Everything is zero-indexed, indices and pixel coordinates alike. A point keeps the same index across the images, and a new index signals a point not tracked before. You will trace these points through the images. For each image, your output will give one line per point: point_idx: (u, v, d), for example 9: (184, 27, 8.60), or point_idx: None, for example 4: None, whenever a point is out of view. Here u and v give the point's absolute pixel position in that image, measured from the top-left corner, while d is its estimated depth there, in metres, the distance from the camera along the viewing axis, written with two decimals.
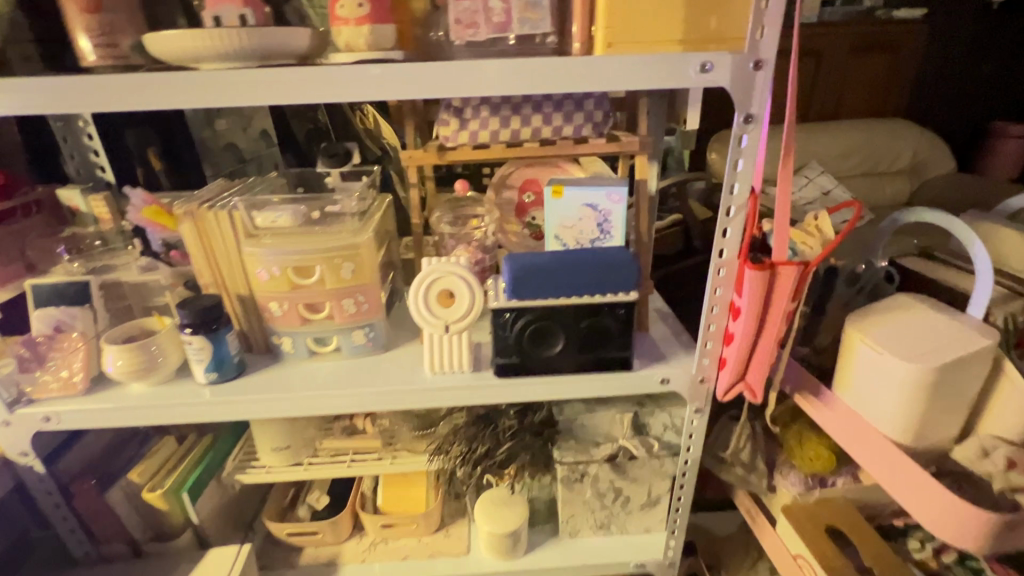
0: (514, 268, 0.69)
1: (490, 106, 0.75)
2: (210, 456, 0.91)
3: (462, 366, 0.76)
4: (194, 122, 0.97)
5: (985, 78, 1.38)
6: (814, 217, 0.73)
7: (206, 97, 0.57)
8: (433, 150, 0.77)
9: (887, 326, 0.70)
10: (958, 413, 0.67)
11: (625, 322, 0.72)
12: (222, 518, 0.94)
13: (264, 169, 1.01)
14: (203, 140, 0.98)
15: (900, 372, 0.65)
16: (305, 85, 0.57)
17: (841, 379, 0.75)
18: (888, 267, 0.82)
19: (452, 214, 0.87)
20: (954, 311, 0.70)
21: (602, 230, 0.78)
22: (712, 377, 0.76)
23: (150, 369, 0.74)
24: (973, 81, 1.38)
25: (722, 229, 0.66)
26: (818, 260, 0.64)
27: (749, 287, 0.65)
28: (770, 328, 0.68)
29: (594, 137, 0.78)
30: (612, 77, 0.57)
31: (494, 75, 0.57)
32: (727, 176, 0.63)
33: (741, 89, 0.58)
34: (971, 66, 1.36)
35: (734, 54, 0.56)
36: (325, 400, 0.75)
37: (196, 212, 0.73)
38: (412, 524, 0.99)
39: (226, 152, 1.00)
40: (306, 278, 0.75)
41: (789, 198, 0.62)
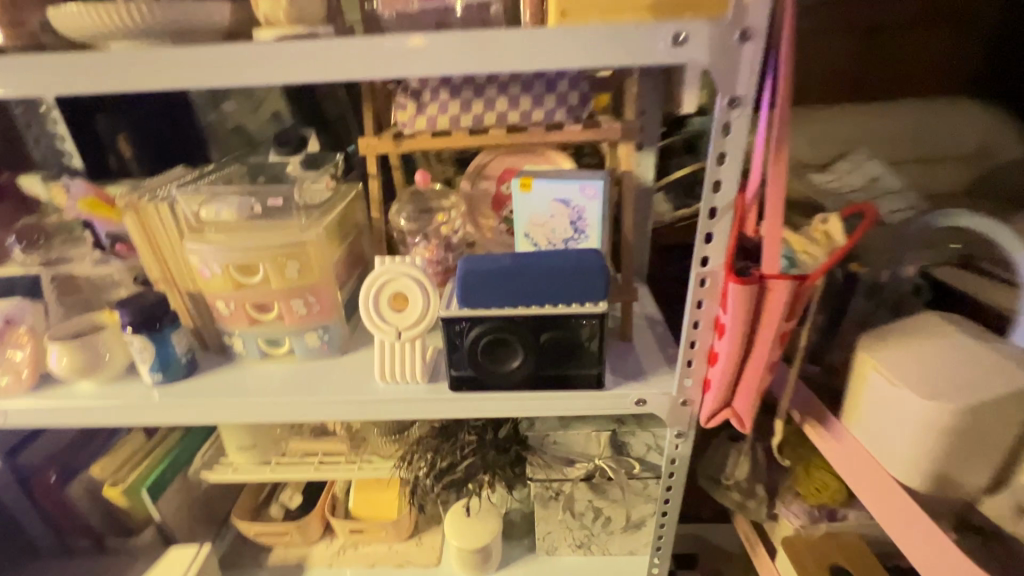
0: (466, 272, 0.62)
1: (449, 88, 0.68)
2: (177, 453, 0.89)
3: (416, 378, 0.70)
4: (199, 105, 0.94)
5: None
6: (823, 219, 0.64)
7: (113, 83, 0.52)
8: (388, 138, 0.69)
9: (905, 351, 0.59)
10: (990, 460, 0.56)
11: (593, 335, 0.64)
12: (190, 514, 0.92)
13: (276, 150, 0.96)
14: (209, 124, 0.96)
15: (916, 410, 0.54)
16: (217, 66, 0.51)
17: (849, 410, 0.64)
18: (918, 279, 0.69)
19: (416, 207, 0.80)
20: (991, 337, 0.58)
21: (575, 229, 0.69)
22: (696, 400, 0.67)
23: (95, 367, 0.72)
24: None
25: (704, 234, 0.56)
26: (818, 274, 0.54)
27: (734, 304, 0.56)
28: (760, 351, 0.58)
29: (570, 122, 0.68)
30: (564, 53, 0.48)
31: (422, 52, 0.50)
32: (709, 171, 0.53)
33: (723, 66, 0.48)
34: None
35: (713, 22, 0.46)
36: (271, 407, 0.70)
37: (138, 204, 0.69)
38: (381, 530, 0.94)
39: (234, 134, 0.97)
40: (250, 277, 0.70)
41: (782, 199, 0.52)
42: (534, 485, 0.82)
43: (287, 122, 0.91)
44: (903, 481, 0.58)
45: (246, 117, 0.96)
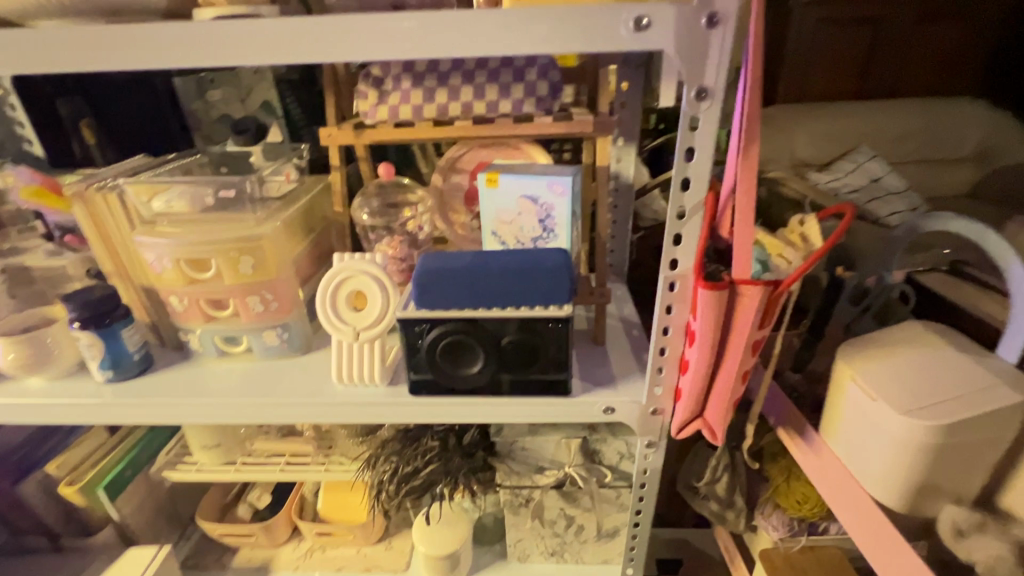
0: (423, 271, 0.58)
1: (412, 76, 0.64)
2: (138, 450, 0.87)
3: (375, 380, 0.66)
4: (184, 93, 0.89)
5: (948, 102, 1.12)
6: (801, 220, 0.60)
7: (39, 64, 0.49)
8: (349, 128, 0.66)
9: (886, 363, 0.55)
10: (966, 482, 0.53)
11: (558, 340, 0.61)
12: (152, 514, 0.90)
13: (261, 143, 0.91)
14: (193, 111, 0.91)
15: (893, 427, 0.51)
16: (155, 46, 0.48)
17: (826, 421, 0.61)
18: (903, 285, 0.66)
19: (381, 201, 0.76)
20: (977, 350, 0.55)
21: (544, 227, 0.65)
22: (666, 409, 0.64)
23: (42, 363, 0.69)
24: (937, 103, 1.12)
25: (673, 235, 0.53)
26: (791, 280, 0.50)
27: (701, 310, 0.52)
28: (730, 360, 0.54)
29: (539, 115, 0.64)
30: (516, 36, 0.45)
31: (366, 34, 0.46)
32: (677, 168, 0.49)
33: (688, 54, 0.44)
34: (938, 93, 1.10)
35: (678, 4, 0.42)
36: (224, 409, 0.67)
37: (86, 194, 0.65)
38: (350, 534, 0.91)
39: (219, 124, 0.92)
40: (203, 273, 0.67)
41: (755, 198, 0.48)
42: (503, 491, 0.80)
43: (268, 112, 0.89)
44: (879, 500, 0.55)
45: (232, 107, 0.91)
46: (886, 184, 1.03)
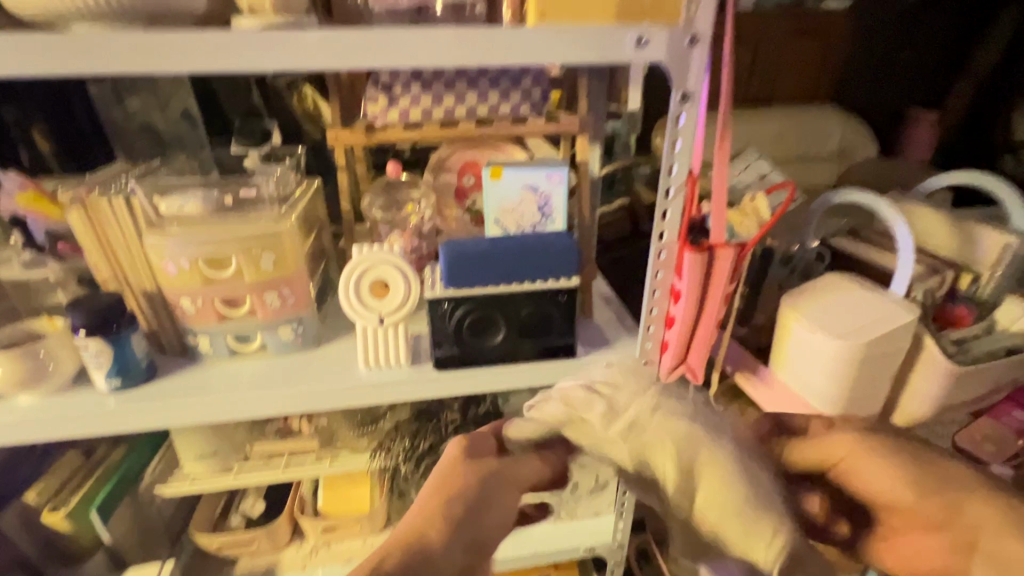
0: (449, 254, 0.66)
1: (420, 83, 0.72)
2: (125, 470, 0.83)
3: (400, 361, 0.72)
4: (100, 100, 0.87)
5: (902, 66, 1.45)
6: (751, 198, 0.77)
7: (62, 62, 0.49)
8: (359, 129, 0.72)
9: (818, 305, 0.71)
10: (881, 388, 0.70)
11: (566, 309, 0.71)
12: (142, 535, 0.86)
13: (190, 151, 0.93)
14: (112, 121, 0.89)
15: (831, 349, 0.66)
16: (197, 51, 0.50)
17: (776, 358, 0.75)
18: (819, 247, 0.84)
19: (386, 198, 0.83)
20: (879, 288, 0.72)
21: (542, 214, 0.75)
22: (654, 360, 0.76)
23: (38, 378, 0.66)
24: (898, 68, 1.45)
25: (661, 211, 0.65)
26: (754, 241, 0.64)
27: (688, 270, 0.65)
28: (709, 311, 0.67)
29: (533, 116, 0.75)
30: (540, 50, 0.54)
31: (410, 42, 0.53)
32: (665, 156, 0.62)
33: (677, 66, 0.57)
34: (893, 53, 1.44)
35: (670, 29, 0.55)
36: (247, 404, 0.68)
37: (86, 199, 0.64)
38: (357, 525, 0.93)
39: (141, 133, 0.90)
40: (221, 272, 0.68)
41: (726, 178, 0.62)
42: None
43: (192, 121, 0.91)
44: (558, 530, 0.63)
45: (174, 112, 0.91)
46: (771, 180, 1.06)
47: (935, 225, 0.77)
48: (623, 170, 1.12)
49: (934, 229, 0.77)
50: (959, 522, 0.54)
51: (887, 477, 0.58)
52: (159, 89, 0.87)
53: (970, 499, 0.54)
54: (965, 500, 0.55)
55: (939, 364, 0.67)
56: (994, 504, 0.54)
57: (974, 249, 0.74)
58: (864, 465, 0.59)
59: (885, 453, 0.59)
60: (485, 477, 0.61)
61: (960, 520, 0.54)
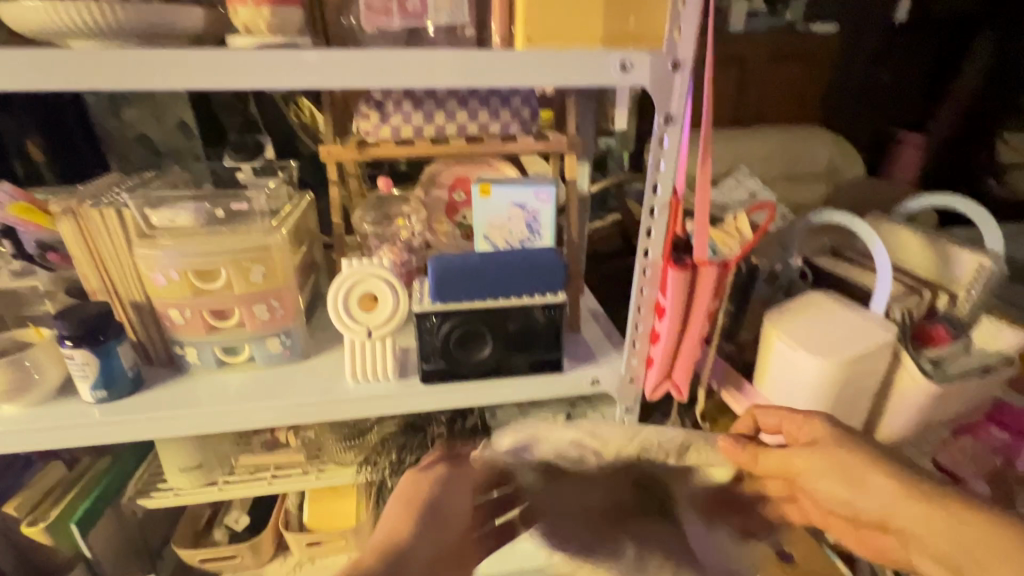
0: (438, 270, 0.67)
1: (412, 100, 0.73)
2: (108, 482, 0.82)
3: (387, 374, 0.73)
4: (97, 111, 0.90)
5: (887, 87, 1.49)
6: (734, 218, 0.80)
7: (55, 78, 0.50)
8: (352, 145, 0.73)
9: (800, 322, 0.72)
10: (861, 405, 0.71)
11: (553, 323, 0.72)
12: (124, 549, 0.85)
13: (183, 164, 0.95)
14: (107, 130, 0.91)
15: (812, 366, 0.67)
16: (191, 68, 0.51)
17: (760, 374, 0.76)
18: (802, 266, 0.86)
19: (377, 213, 0.84)
20: (860, 307, 0.74)
21: (531, 230, 0.77)
22: (640, 376, 0.77)
23: (23, 389, 0.65)
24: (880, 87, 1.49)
25: (646, 229, 0.67)
26: (736, 260, 0.66)
27: (672, 287, 0.66)
28: (693, 328, 0.68)
29: (522, 135, 0.76)
30: (527, 73, 0.56)
31: (399, 62, 0.54)
32: (650, 176, 0.63)
33: (660, 89, 0.59)
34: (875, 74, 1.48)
35: (653, 54, 0.57)
36: (232, 416, 0.68)
37: (77, 210, 0.65)
38: (342, 540, 0.91)
39: (136, 145, 0.93)
40: (211, 283, 0.69)
41: (710, 198, 0.63)
42: None
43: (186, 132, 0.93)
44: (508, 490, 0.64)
45: (149, 126, 0.92)
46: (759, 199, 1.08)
47: (913, 246, 0.79)
48: (613, 187, 1.14)
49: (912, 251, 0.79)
50: (897, 526, 0.51)
51: (824, 472, 0.55)
52: (154, 102, 0.90)
53: (898, 505, 0.51)
54: (891, 505, 0.51)
55: (918, 382, 0.69)
56: (931, 513, 0.49)
57: (952, 269, 0.76)
58: (791, 460, 0.57)
59: (825, 448, 0.56)
60: (447, 485, 0.61)
61: (895, 527, 0.51)
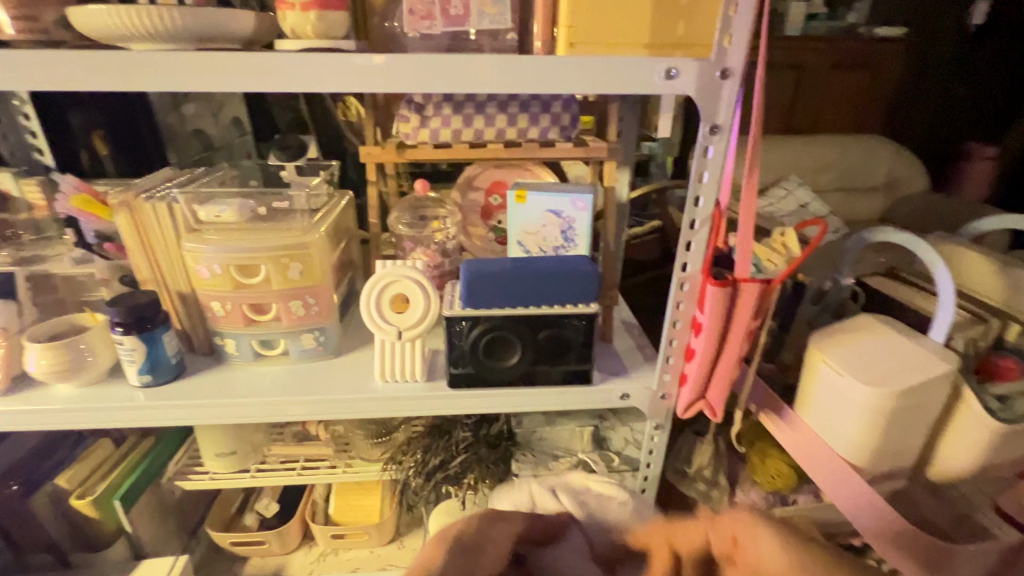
0: (469, 274, 0.67)
1: (452, 104, 0.73)
2: (149, 462, 0.86)
3: (415, 376, 0.73)
4: (158, 106, 0.92)
5: (961, 99, 1.33)
6: (781, 233, 0.75)
7: (115, 79, 0.52)
8: (391, 147, 0.74)
9: (848, 348, 0.68)
10: (913, 439, 0.66)
11: (585, 334, 0.70)
12: (161, 526, 0.89)
13: (235, 158, 0.98)
14: (168, 126, 0.94)
15: (860, 396, 0.63)
16: (238, 71, 0.53)
17: (802, 399, 0.72)
18: (855, 285, 0.80)
19: (413, 215, 0.85)
20: (916, 334, 0.69)
21: (566, 237, 0.75)
22: (673, 393, 0.74)
23: (77, 369, 0.69)
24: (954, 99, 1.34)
25: (685, 242, 0.64)
26: (781, 278, 0.62)
27: (709, 303, 0.63)
28: (732, 347, 0.65)
29: (561, 141, 0.75)
30: (567, 80, 0.55)
31: (438, 67, 0.54)
32: (692, 187, 0.61)
33: (707, 97, 0.56)
34: (948, 85, 1.34)
35: (700, 60, 0.55)
36: (266, 409, 0.70)
37: (132, 203, 0.68)
38: (364, 535, 0.93)
39: (192, 138, 0.96)
40: (250, 277, 0.71)
41: (754, 212, 0.60)
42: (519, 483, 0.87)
43: (240, 128, 0.96)
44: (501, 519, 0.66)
45: (206, 122, 0.95)
46: (811, 211, 1.04)
47: (981, 270, 0.73)
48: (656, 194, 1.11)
49: (980, 275, 0.73)
50: None
51: None
52: (213, 100, 0.93)
53: None
54: None
55: (980, 420, 0.63)
56: None
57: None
58: None
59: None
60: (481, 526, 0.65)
61: None
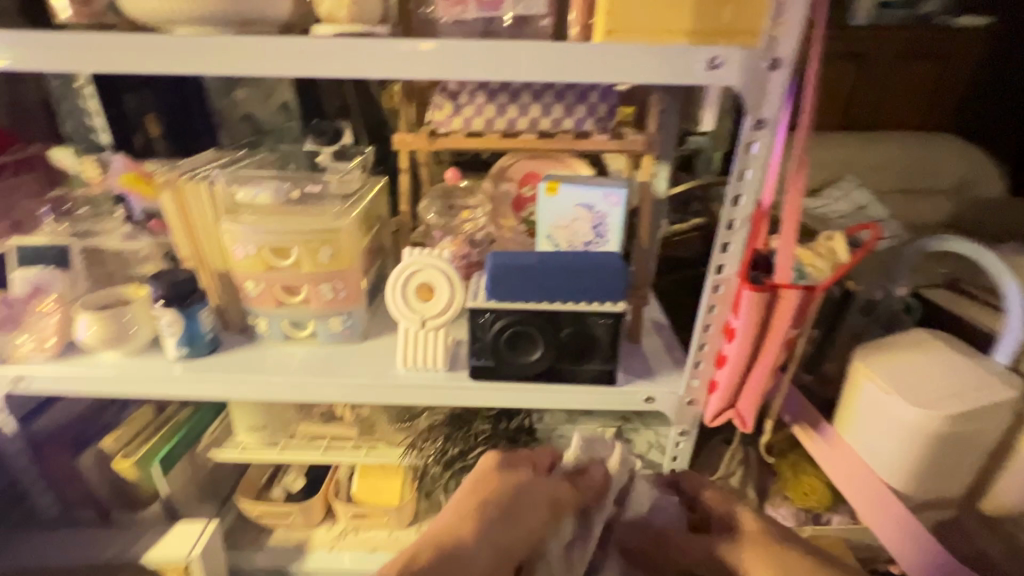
0: (494, 266, 0.66)
1: (485, 92, 0.72)
2: (185, 431, 0.90)
3: (437, 365, 0.73)
4: (213, 90, 0.96)
5: None
6: (827, 236, 0.71)
7: (157, 63, 0.54)
8: (423, 135, 0.73)
9: (896, 364, 0.63)
10: (965, 467, 0.61)
11: (610, 333, 0.68)
12: (195, 492, 0.93)
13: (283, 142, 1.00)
14: (221, 109, 0.98)
15: (906, 416, 0.58)
16: (274, 57, 0.54)
17: (842, 415, 0.68)
18: (908, 297, 0.76)
19: (442, 204, 0.85)
20: (974, 353, 0.63)
21: (596, 232, 0.73)
22: (701, 400, 0.71)
23: (122, 339, 0.73)
24: None
25: (722, 243, 0.61)
26: (825, 285, 0.58)
27: (744, 308, 0.59)
28: (766, 356, 0.62)
29: (597, 132, 0.73)
30: (603, 69, 0.52)
31: (467, 55, 0.53)
32: (732, 186, 0.58)
33: (752, 89, 0.53)
34: None
35: (747, 49, 0.51)
36: (291, 388, 0.72)
37: (175, 182, 0.71)
38: (384, 517, 0.95)
39: (242, 123, 0.99)
40: (282, 260, 0.72)
41: (799, 214, 0.56)
42: None
43: (288, 113, 0.98)
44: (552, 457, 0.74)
45: (257, 106, 0.98)
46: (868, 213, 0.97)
47: None
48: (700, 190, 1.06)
49: None
50: None
51: None
52: (264, 84, 0.95)
53: None
54: None
55: None
56: None
57: None
58: None
59: None
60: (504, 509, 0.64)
61: None
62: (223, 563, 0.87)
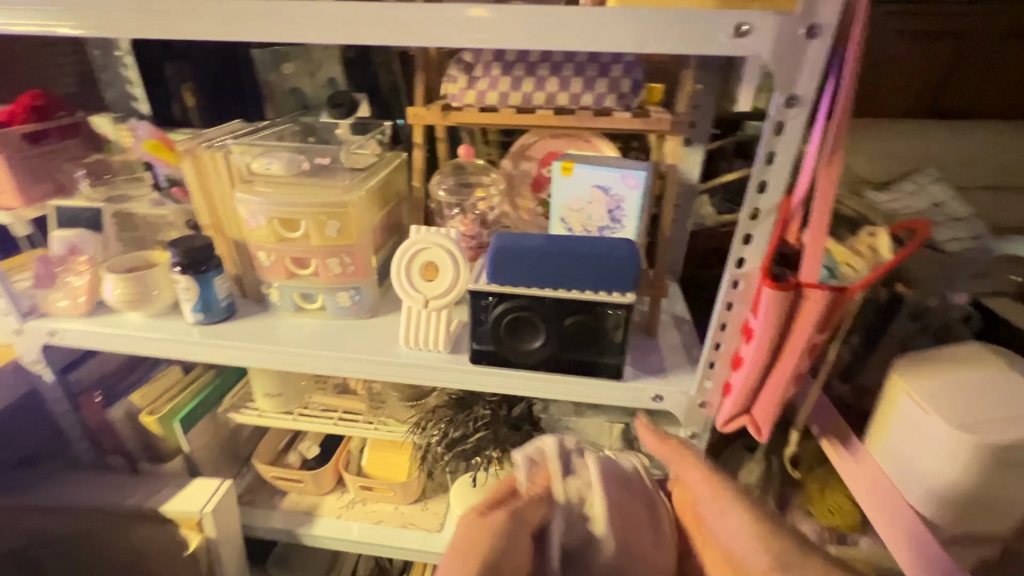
0: (497, 248, 0.63)
1: (502, 65, 0.69)
2: (208, 392, 0.94)
3: (439, 347, 0.71)
4: (260, 63, 0.95)
5: None
6: (871, 232, 0.63)
7: (168, 29, 0.54)
8: (437, 108, 0.70)
9: (939, 380, 0.56)
10: (1017, 503, 0.53)
11: (617, 325, 0.64)
12: (215, 450, 0.98)
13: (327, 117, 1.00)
14: (267, 83, 0.97)
15: (943, 439, 0.52)
16: (277, 22, 0.53)
17: (875, 432, 0.61)
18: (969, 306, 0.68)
19: (455, 181, 0.81)
20: None
21: (611, 217, 0.69)
22: (714, 403, 0.66)
23: (143, 300, 0.76)
24: None
25: (744, 234, 0.55)
26: (858, 286, 0.52)
27: (763, 307, 0.54)
28: (786, 360, 0.56)
29: (619, 110, 0.67)
30: (613, 37, 0.48)
31: (469, 23, 0.50)
32: (756, 171, 0.52)
33: (784, 61, 0.46)
34: None
35: (780, 14, 0.45)
36: (295, 359, 0.73)
37: (195, 150, 0.72)
38: (390, 491, 0.96)
39: (290, 96, 0.98)
40: (292, 232, 0.73)
41: (831, 205, 0.50)
42: None
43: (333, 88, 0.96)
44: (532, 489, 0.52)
45: (301, 80, 0.97)
46: None
47: None
48: None
49: None
50: None
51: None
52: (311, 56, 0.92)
53: None
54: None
55: None
56: None
57: None
58: None
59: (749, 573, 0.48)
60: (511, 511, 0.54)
61: None
62: (235, 520, 0.90)
